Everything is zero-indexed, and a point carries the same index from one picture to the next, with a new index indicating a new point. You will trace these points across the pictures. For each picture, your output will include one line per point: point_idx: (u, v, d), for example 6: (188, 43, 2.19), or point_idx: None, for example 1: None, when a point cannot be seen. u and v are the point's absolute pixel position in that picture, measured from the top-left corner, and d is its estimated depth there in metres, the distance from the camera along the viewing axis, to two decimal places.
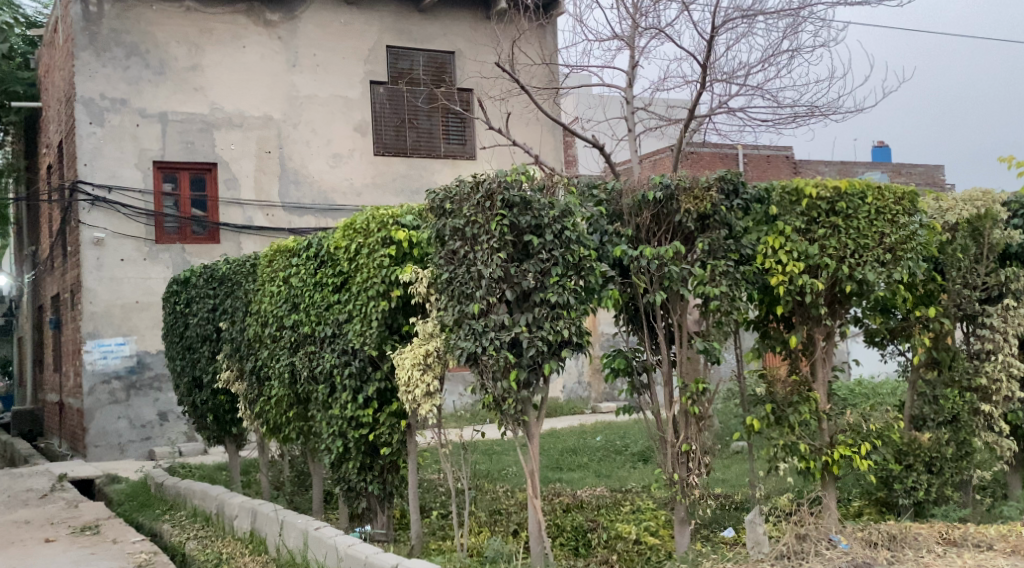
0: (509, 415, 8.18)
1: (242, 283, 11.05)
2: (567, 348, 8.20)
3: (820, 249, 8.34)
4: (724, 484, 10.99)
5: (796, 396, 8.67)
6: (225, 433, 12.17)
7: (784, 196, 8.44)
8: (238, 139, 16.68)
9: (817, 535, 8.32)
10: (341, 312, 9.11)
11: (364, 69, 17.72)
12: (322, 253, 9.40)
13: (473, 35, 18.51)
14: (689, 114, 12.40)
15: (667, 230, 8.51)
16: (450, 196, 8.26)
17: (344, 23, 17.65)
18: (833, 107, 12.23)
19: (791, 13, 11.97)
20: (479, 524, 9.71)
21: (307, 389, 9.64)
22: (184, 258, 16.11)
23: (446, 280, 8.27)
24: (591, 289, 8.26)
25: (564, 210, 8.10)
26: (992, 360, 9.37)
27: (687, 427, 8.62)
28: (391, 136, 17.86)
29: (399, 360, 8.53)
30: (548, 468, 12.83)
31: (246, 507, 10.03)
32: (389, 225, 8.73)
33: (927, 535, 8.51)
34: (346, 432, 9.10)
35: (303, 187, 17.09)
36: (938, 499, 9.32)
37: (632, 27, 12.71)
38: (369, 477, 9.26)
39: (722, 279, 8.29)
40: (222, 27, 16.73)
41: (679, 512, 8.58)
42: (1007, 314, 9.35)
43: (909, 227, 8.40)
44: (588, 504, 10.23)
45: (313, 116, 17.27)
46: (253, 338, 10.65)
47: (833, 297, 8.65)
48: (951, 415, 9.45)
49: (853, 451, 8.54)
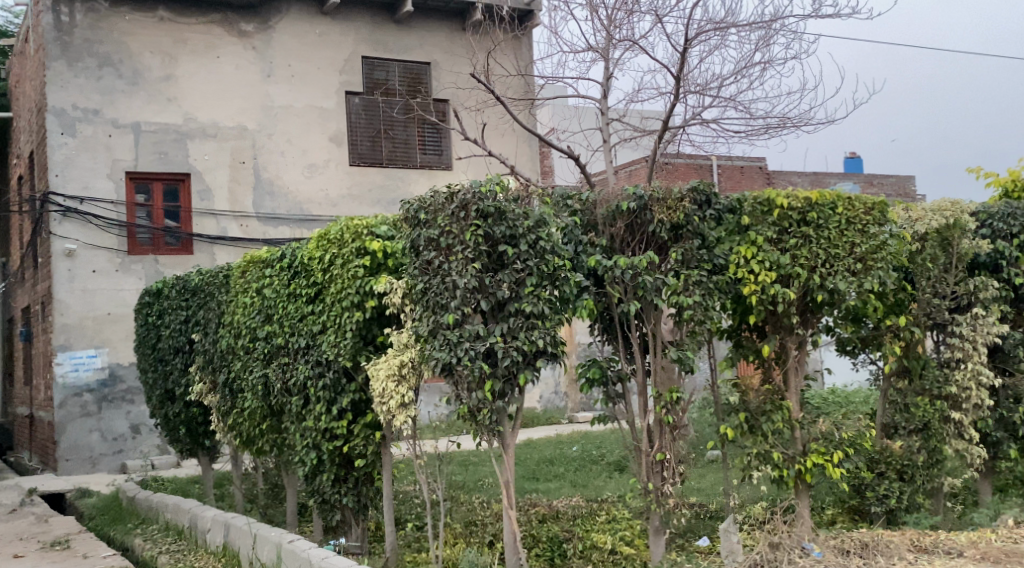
0: (485, 425, 8.20)
1: (215, 294, 11.00)
2: (543, 357, 8.19)
3: (792, 259, 8.40)
4: (700, 494, 11.02)
5: (769, 404, 8.71)
6: (199, 446, 12.08)
7: (756, 207, 8.50)
8: (212, 149, 16.61)
9: (790, 543, 8.34)
10: (315, 322, 9.08)
11: (340, 79, 17.68)
12: (296, 264, 9.36)
13: (448, 46, 18.52)
14: (664, 125, 12.43)
15: (641, 240, 8.57)
16: (425, 207, 8.22)
17: (319, 34, 17.61)
18: (805, 119, 12.31)
19: (763, 25, 12.06)
20: (455, 536, 9.73)
21: (280, 402, 9.60)
22: (156, 269, 16.00)
23: (421, 290, 8.24)
24: (566, 298, 8.27)
25: (539, 220, 8.14)
26: (962, 368, 9.44)
27: (662, 437, 8.61)
28: (366, 147, 17.83)
29: (374, 370, 8.50)
30: (524, 478, 12.83)
31: (219, 521, 9.95)
32: (363, 235, 8.72)
33: (898, 543, 8.58)
34: (320, 444, 9.08)
35: (278, 198, 17.03)
36: (910, 507, 9.41)
37: (607, 38, 12.75)
38: (343, 488, 9.25)
39: (695, 288, 8.33)
40: (196, 37, 16.64)
41: (654, 522, 8.61)
42: (976, 322, 9.43)
43: (879, 236, 8.48)
44: (564, 515, 10.23)
45: (288, 127, 17.22)
46: (226, 350, 10.60)
47: (805, 306, 8.68)
48: (922, 423, 9.51)
49: (826, 460, 8.59)
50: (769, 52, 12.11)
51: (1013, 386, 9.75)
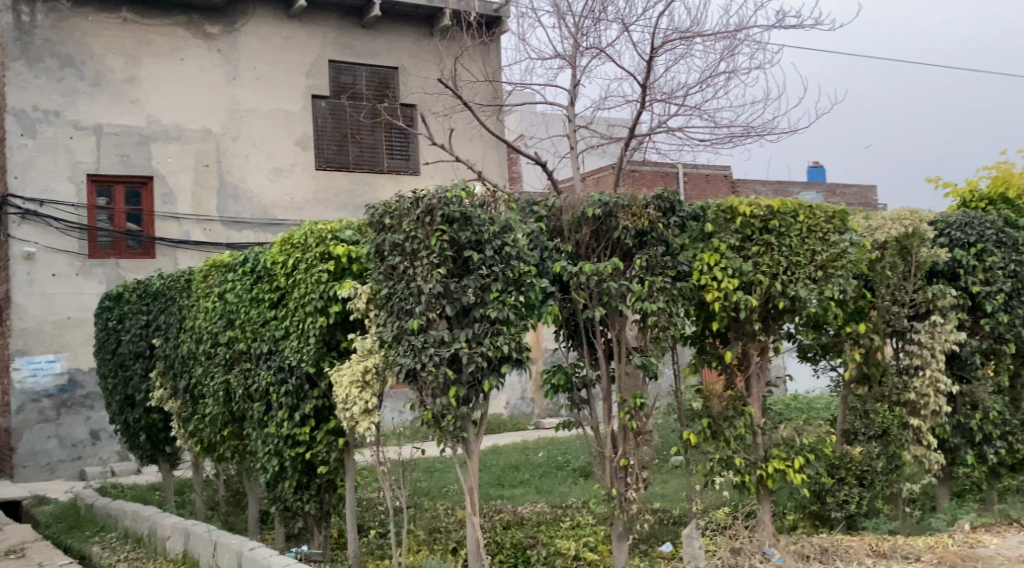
0: (449, 432, 8.15)
1: (176, 299, 10.92)
2: (508, 363, 8.16)
3: (754, 266, 8.45)
4: (663, 500, 11.05)
5: (732, 409, 8.76)
6: (159, 453, 12.00)
7: (719, 214, 8.54)
8: (176, 152, 16.45)
9: (751, 548, 8.54)
10: (278, 328, 9.01)
11: (306, 83, 17.58)
12: (260, 269, 9.29)
13: (416, 50, 18.46)
14: (630, 132, 12.46)
15: (607, 246, 8.56)
16: (390, 211, 8.24)
17: (285, 37, 17.49)
18: (768, 129, 12.40)
19: (727, 35, 12.13)
20: (418, 543, 9.68)
21: (242, 408, 9.51)
22: (118, 273, 15.81)
23: (386, 295, 8.24)
24: (532, 304, 8.21)
25: (505, 226, 8.13)
26: (920, 375, 9.53)
27: (625, 443, 8.61)
28: (332, 151, 17.73)
29: (338, 377, 8.45)
30: (489, 485, 12.78)
31: (179, 528, 9.82)
32: (328, 240, 8.65)
33: (857, 548, 8.67)
34: (282, 451, 9.00)
35: (242, 202, 16.90)
36: (869, 512, 9.51)
37: (574, 46, 12.78)
38: (305, 495, 9.21)
39: (660, 295, 8.33)
40: (160, 39, 16.47)
41: (617, 527, 8.64)
42: (934, 329, 9.53)
43: (840, 244, 8.56)
44: (529, 521, 10.22)
45: (253, 130, 17.08)
46: (186, 355, 10.49)
47: (767, 312, 8.72)
48: (882, 429, 9.60)
49: (787, 465, 8.67)
50: (734, 62, 12.19)
51: (970, 393, 9.86)
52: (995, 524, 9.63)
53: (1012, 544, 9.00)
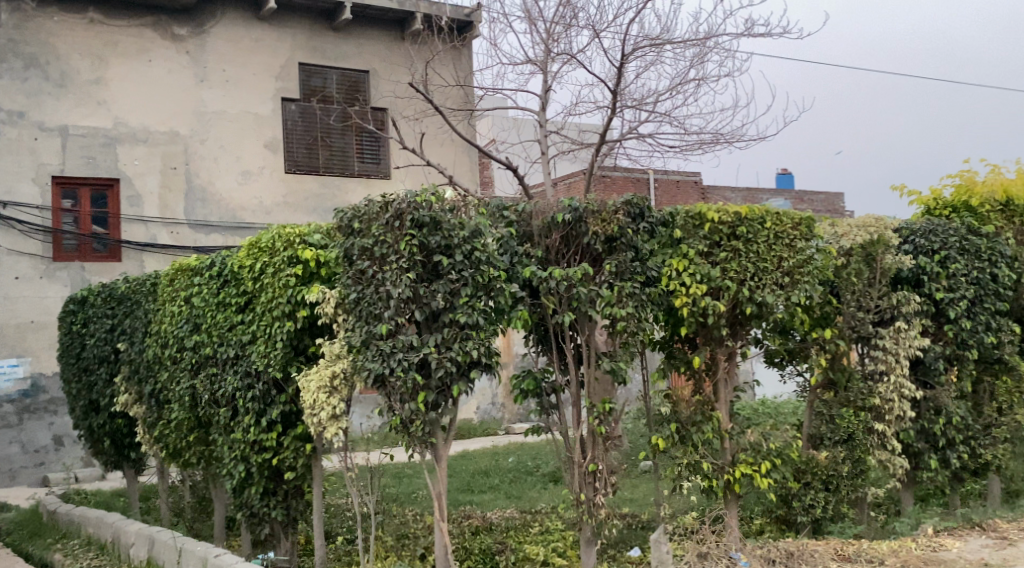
0: (417, 437, 8.11)
1: (142, 302, 10.82)
2: (477, 368, 8.12)
3: (722, 272, 8.49)
4: (632, 504, 11.07)
5: (700, 415, 8.80)
6: (124, 458, 11.85)
7: (687, 220, 8.58)
8: (142, 154, 16.28)
9: (717, 552, 8.56)
10: (244, 332, 8.92)
11: (275, 85, 17.43)
12: (226, 273, 9.18)
13: (387, 54, 18.39)
14: (600, 138, 12.46)
15: (576, 251, 8.54)
16: (359, 215, 8.18)
17: (255, 39, 17.33)
18: (737, 136, 12.45)
19: (697, 42, 12.17)
20: (385, 549, 9.61)
21: (208, 413, 9.40)
22: (82, 276, 15.63)
23: (355, 300, 8.14)
24: (500, 309, 8.20)
25: (474, 230, 8.08)
26: (885, 381, 9.63)
27: (594, 447, 8.58)
28: (302, 154, 17.62)
29: (305, 382, 8.38)
30: (459, 490, 12.73)
31: (143, 535, 9.70)
32: (296, 244, 8.62)
33: (823, 552, 8.73)
34: (248, 456, 8.91)
35: (210, 205, 16.73)
36: (835, 516, 9.54)
37: (545, 51, 12.76)
38: (272, 502, 9.11)
39: (629, 300, 8.33)
40: (127, 40, 16.29)
41: (585, 532, 8.63)
42: (898, 335, 9.61)
43: (806, 251, 8.64)
44: (498, 526, 10.17)
45: (221, 133, 16.91)
46: (152, 360, 10.38)
47: (734, 317, 8.76)
48: (847, 433, 9.61)
49: (754, 469, 8.73)
50: (704, 69, 12.22)
51: (934, 398, 9.92)
52: (958, 527, 9.71)
53: (974, 548, 9.07)
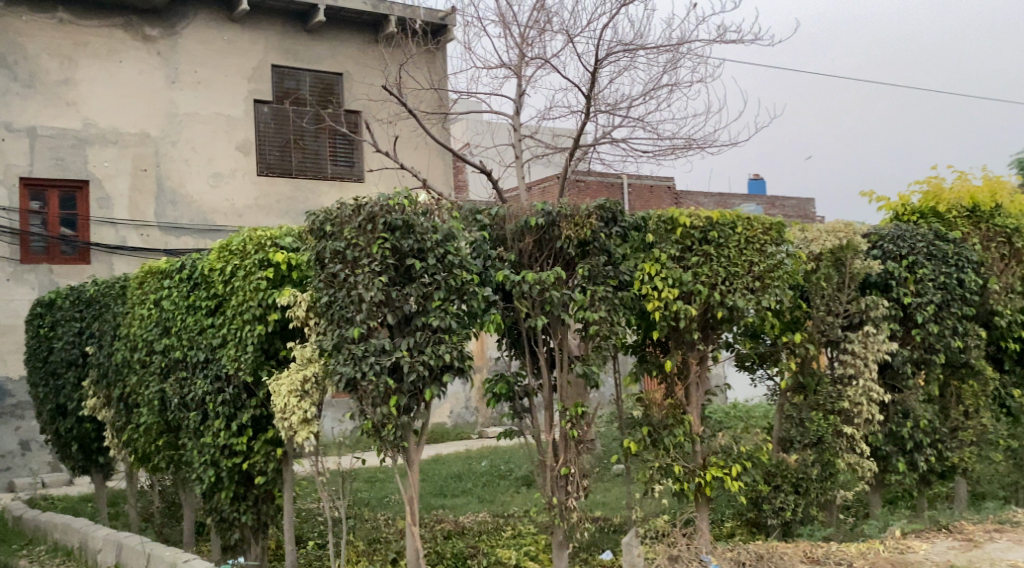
0: (389, 441, 8.06)
1: (111, 305, 10.73)
2: (449, 372, 8.12)
3: (694, 277, 8.52)
4: (605, 508, 11.09)
5: (671, 418, 8.85)
6: (92, 463, 11.73)
7: (660, 225, 8.61)
8: (112, 156, 16.14)
9: (688, 555, 8.63)
10: (214, 336, 8.85)
11: (248, 87, 17.30)
12: (196, 276, 9.11)
13: (361, 57, 18.33)
14: (574, 143, 12.47)
15: (550, 255, 8.56)
16: (331, 218, 8.12)
17: (227, 40, 17.19)
18: (710, 141, 12.50)
19: (670, 48, 12.22)
20: (356, 554, 9.56)
21: (178, 418, 9.31)
22: (50, 279, 15.51)
23: (327, 303, 8.11)
24: (473, 313, 8.16)
25: (447, 234, 8.07)
26: (854, 385, 9.64)
27: (567, 451, 8.60)
28: (274, 156, 17.50)
29: (276, 386, 8.34)
30: (432, 494, 12.68)
31: (111, 541, 9.59)
32: (267, 247, 8.60)
33: (791, 554, 8.79)
34: (218, 461, 8.84)
35: (181, 208, 16.60)
36: (804, 519, 9.69)
37: (519, 56, 12.77)
38: (242, 507, 9.05)
39: (602, 304, 8.35)
40: (97, 40, 16.15)
41: (557, 536, 8.62)
42: (866, 339, 9.67)
43: (776, 256, 8.70)
44: (470, 531, 10.14)
45: (193, 135, 16.78)
46: (121, 364, 10.29)
47: (705, 321, 8.79)
48: (816, 437, 9.65)
49: (725, 472, 8.75)
50: (677, 74, 12.27)
51: (902, 401, 10.02)
52: (925, 530, 9.77)
53: (940, 550, 9.14)
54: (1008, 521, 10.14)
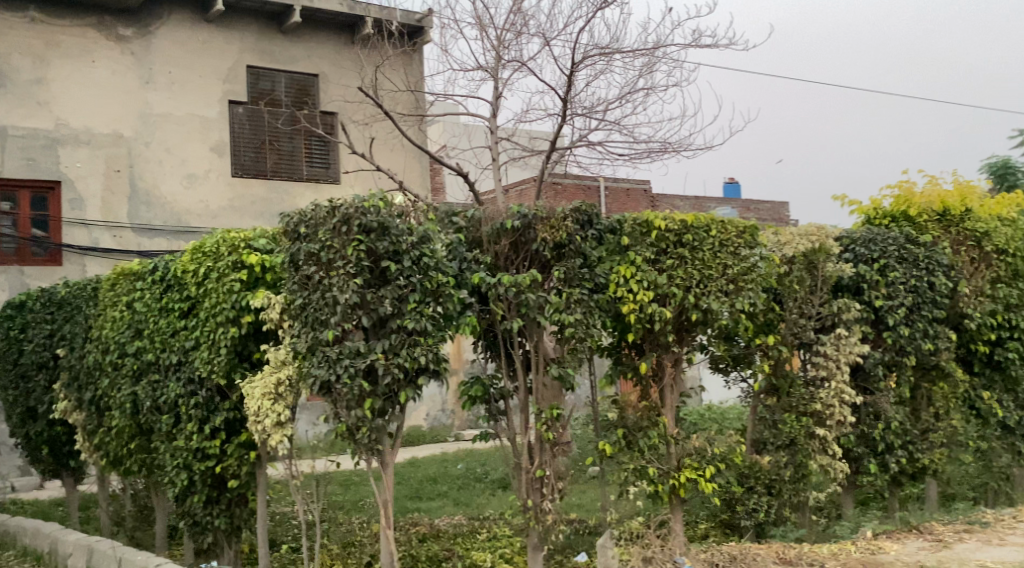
0: (363, 444, 8.02)
1: (83, 308, 10.65)
2: (425, 375, 8.10)
3: (668, 279, 8.55)
4: (580, 510, 11.11)
5: (647, 420, 8.89)
6: (63, 467, 11.64)
7: (635, 228, 8.63)
8: (85, 156, 16.00)
9: (662, 557, 8.68)
10: (187, 338, 8.78)
11: (222, 88, 17.19)
12: (169, 277, 9.05)
13: (337, 58, 18.28)
14: (550, 146, 12.48)
15: (525, 258, 8.55)
16: (306, 220, 8.11)
17: (202, 41, 17.08)
18: (685, 144, 12.56)
19: (646, 52, 12.27)
20: (330, 558, 9.53)
21: (150, 421, 9.23)
22: (21, 281, 15.41)
23: (301, 305, 8.08)
24: (449, 315, 8.16)
25: (423, 236, 8.06)
26: (826, 387, 9.71)
27: (542, 453, 8.61)
28: (249, 158, 17.42)
29: (249, 389, 8.31)
30: (407, 498, 12.64)
31: (81, 545, 9.49)
32: (241, 248, 8.55)
33: (764, 556, 8.86)
34: (191, 464, 8.77)
35: (154, 209, 16.47)
36: (777, 520, 9.76)
37: (496, 58, 12.77)
38: (215, 510, 8.99)
39: (577, 306, 8.37)
40: (70, 40, 16.01)
41: (533, 538, 8.62)
42: (839, 342, 9.75)
43: (750, 259, 8.72)
44: (445, 533, 10.12)
45: (167, 136, 16.65)
46: (93, 366, 10.20)
47: (680, 324, 8.82)
48: (789, 438, 9.70)
49: (699, 474, 8.80)
50: (653, 78, 12.31)
51: (873, 403, 10.08)
52: (896, 531, 9.85)
53: (911, 551, 9.22)
54: (977, 522, 10.25)
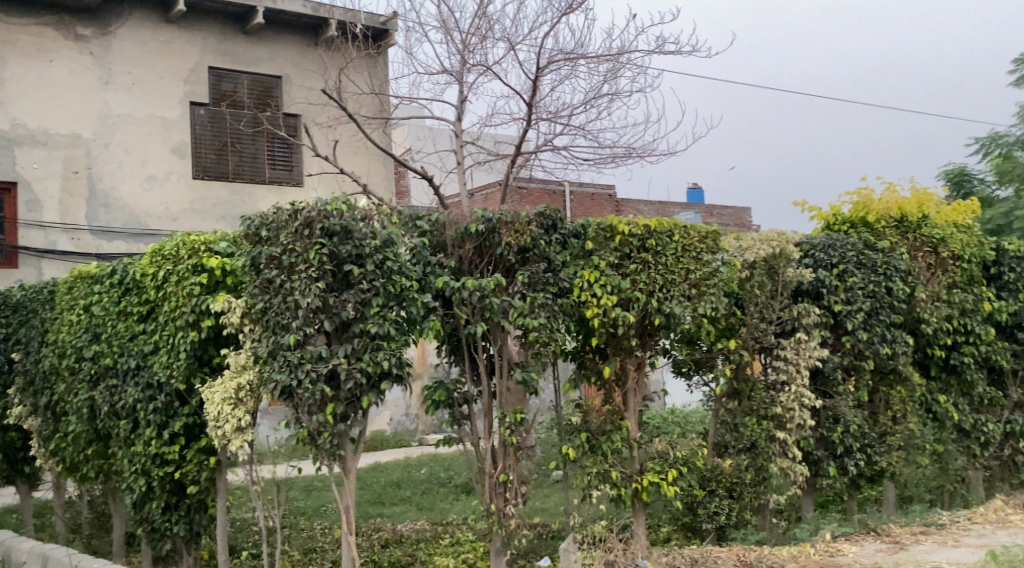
0: (325, 449, 7.96)
1: (38, 311, 10.49)
2: (387, 380, 8.01)
3: (632, 283, 8.58)
4: (544, 514, 11.10)
5: (609, 424, 8.90)
6: (17, 473, 11.44)
7: (599, 233, 8.65)
8: (42, 157, 15.78)
9: (624, 560, 8.75)
10: (147, 342, 8.69)
11: (183, 89, 16.98)
12: (128, 281, 8.94)
13: (300, 60, 18.15)
14: (514, 150, 12.44)
15: (489, 262, 8.51)
16: (268, 223, 8.06)
17: (163, 41, 16.87)
18: (649, 150, 12.56)
19: (610, 58, 12.27)
20: (291, 563, 9.46)
21: (107, 426, 9.10)
22: None
23: (262, 309, 8.02)
24: (413, 319, 8.13)
25: (387, 239, 8.00)
26: (787, 390, 9.74)
27: (505, 457, 8.61)
28: (210, 160, 17.18)
29: (209, 394, 8.22)
30: (369, 503, 12.57)
31: (36, 553, 9.33)
32: (201, 251, 8.44)
33: (725, 558, 8.94)
34: (150, 470, 8.65)
35: (114, 211, 16.26)
36: (738, 523, 9.90)
37: (461, 62, 12.73)
38: (174, 517, 8.88)
39: (541, 311, 8.36)
40: (27, 39, 15.78)
41: (495, 543, 8.61)
42: (799, 346, 9.81)
43: (711, 264, 8.82)
44: (408, 539, 10.08)
45: (126, 137, 16.45)
46: (49, 370, 10.04)
47: (643, 328, 8.86)
48: (750, 442, 9.78)
49: (661, 477, 8.85)
50: (617, 84, 12.30)
51: (833, 407, 10.20)
52: (854, 533, 9.94)
53: (869, 553, 9.31)
54: (933, 524, 10.38)
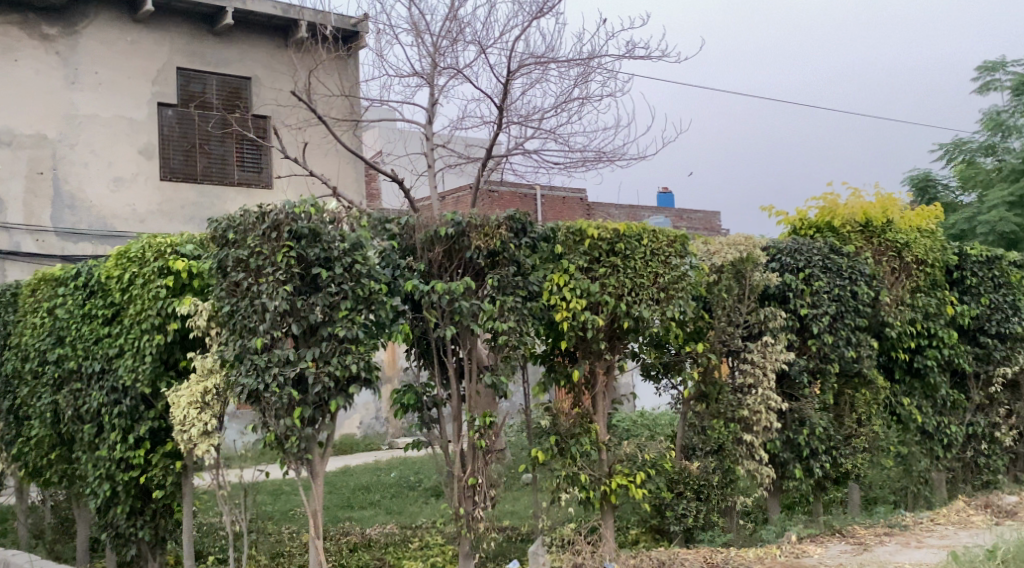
0: (293, 454, 7.91)
1: (2, 314, 10.37)
2: (356, 384, 7.99)
3: (601, 287, 8.61)
4: (513, 517, 11.10)
5: (578, 427, 8.93)
6: None
7: (568, 236, 8.67)
8: (6, 158, 15.61)
9: (591, 562, 8.74)
10: (111, 346, 8.58)
11: (151, 90, 16.83)
12: (93, 283, 8.84)
13: (270, 62, 18.03)
14: (484, 154, 12.40)
15: (459, 265, 8.49)
16: (235, 226, 7.98)
17: (130, 42, 16.74)
18: (619, 154, 12.54)
19: (581, 61, 12.26)
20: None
21: (72, 430, 9.01)
22: None
23: (228, 313, 7.94)
24: (381, 323, 8.03)
25: (355, 242, 7.93)
26: (753, 393, 9.80)
27: (474, 461, 8.58)
28: (178, 161, 17.00)
29: (175, 397, 8.14)
30: (338, 507, 12.51)
31: None
32: (167, 254, 8.36)
33: (691, 560, 8.97)
34: (115, 475, 8.58)
35: (79, 213, 16.08)
36: (705, 524, 9.81)
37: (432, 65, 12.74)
38: (139, 522, 8.81)
39: (510, 314, 8.37)
40: None
41: (464, 547, 8.58)
42: (765, 349, 9.86)
43: (680, 267, 8.87)
44: (376, 543, 10.02)
45: (92, 138, 16.29)
46: (12, 374, 9.93)
47: (612, 332, 8.90)
48: (717, 444, 9.85)
49: (629, 480, 8.88)
50: (588, 87, 12.27)
51: (799, 409, 10.27)
52: (819, 534, 10.01)
53: (833, 554, 9.39)
54: (898, 525, 10.47)
